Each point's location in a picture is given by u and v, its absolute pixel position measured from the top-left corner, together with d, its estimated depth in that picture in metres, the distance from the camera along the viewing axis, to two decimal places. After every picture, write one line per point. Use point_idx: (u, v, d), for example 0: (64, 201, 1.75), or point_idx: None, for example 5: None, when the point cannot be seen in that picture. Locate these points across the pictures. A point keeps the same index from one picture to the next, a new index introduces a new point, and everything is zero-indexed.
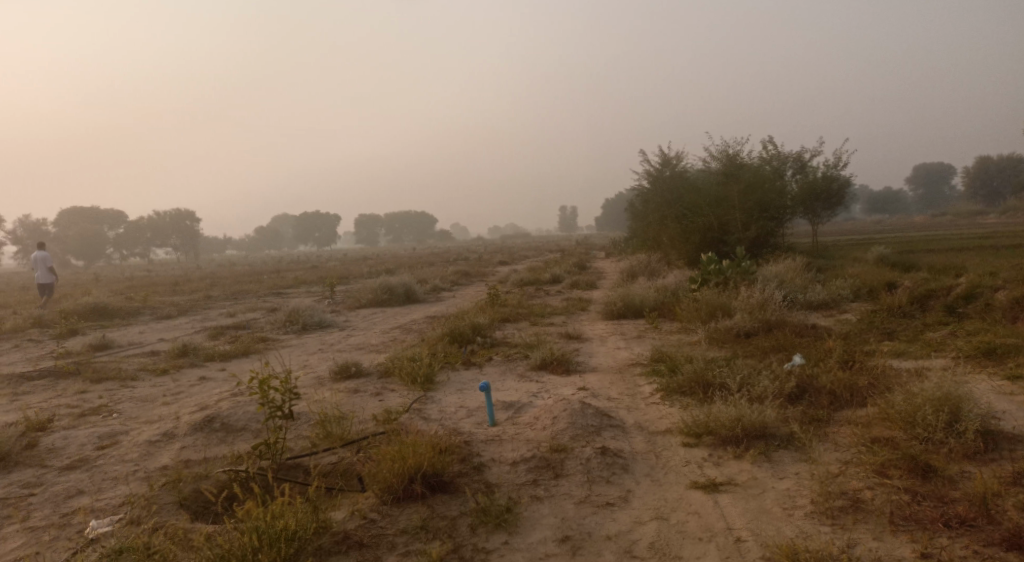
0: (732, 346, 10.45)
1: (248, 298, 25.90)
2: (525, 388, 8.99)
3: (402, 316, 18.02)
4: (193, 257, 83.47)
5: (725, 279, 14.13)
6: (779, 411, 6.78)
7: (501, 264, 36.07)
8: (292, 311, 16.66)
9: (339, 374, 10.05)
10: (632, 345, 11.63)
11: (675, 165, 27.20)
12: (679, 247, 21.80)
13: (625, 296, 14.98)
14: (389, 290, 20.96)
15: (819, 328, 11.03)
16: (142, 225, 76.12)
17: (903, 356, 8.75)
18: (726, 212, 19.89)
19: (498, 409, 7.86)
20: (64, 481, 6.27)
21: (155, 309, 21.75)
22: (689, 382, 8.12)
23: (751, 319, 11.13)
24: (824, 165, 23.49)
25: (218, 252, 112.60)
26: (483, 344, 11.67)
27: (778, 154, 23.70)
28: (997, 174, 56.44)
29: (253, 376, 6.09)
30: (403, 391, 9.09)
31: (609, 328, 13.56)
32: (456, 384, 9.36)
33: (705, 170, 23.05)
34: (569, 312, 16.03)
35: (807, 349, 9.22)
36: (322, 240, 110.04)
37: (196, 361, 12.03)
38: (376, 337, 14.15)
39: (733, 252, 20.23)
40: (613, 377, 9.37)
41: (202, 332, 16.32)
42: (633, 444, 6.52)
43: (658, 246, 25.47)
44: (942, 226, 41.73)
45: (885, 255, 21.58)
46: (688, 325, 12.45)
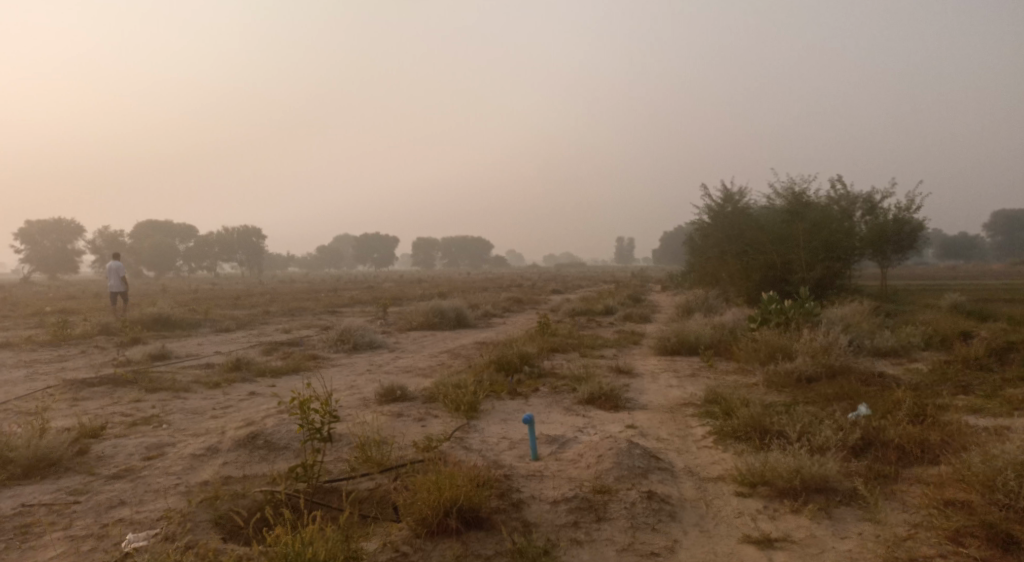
0: (791, 391, 9.97)
1: (304, 315, 26.31)
2: (571, 423, 8.71)
3: (452, 340, 17.95)
4: (256, 272, 85.78)
5: (786, 320, 13.59)
6: (842, 464, 6.34)
7: (554, 293, 35.85)
8: (344, 331, 16.77)
9: (384, 397, 9.95)
10: (684, 384, 11.23)
11: (737, 200, 26.64)
12: (739, 284, 21.22)
13: (679, 332, 14.57)
14: (441, 314, 20.97)
15: (886, 377, 10.43)
16: (211, 239, 78.77)
17: (980, 412, 8.16)
18: (790, 251, 19.28)
19: (541, 443, 7.60)
20: (108, 490, 6.22)
21: (215, 321, 22.25)
22: (744, 427, 7.72)
23: (813, 363, 10.62)
24: (895, 207, 22.62)
25: (280, 269, 115.73)
26: (530, 375, 11.44)
27: (847, 194, 22.94)
28: None
29: (295, 395, 6.02)
30: (446, 418, 8.92)
31: (661, 364, 13.17)
32: (501, 414, 9.14)
33: (769, 207, 22.44)
34: (620, 346, 15.68)
35: (873, 400, 8.70)
36: (380, 262, 111.90)
37: (248, 376, 12.12)
38: (424, 361, 14.07)
39: (795, 292, 19.56)
40: (663, 417, 9.01)
41: (256, 347, 16.54)
42: (681, 490, 6.17)
43: (716, 283, 24.85)
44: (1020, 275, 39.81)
45: (959, 303, 20.53)
46: (745, 366, 11.99)
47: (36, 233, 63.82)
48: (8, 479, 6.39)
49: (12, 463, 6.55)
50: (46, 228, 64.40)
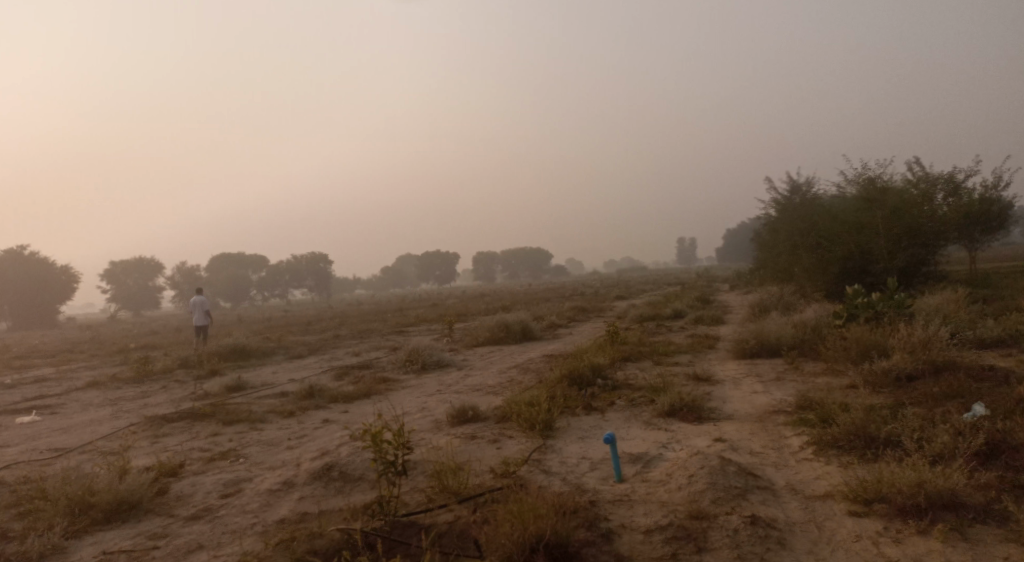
0: (892, 392, 9.24)
1: (372, 337, 26.41)
2: (654, 438, 8.22)
3: (521, 354, 17.60)
4: (325, 297, 87.52)
5: (875, 313, 12.72)
6: (970, 474, 5.72)
7: (619, 300, 35.15)
8: (412, 351, 16.60)
9: (457, 418, 9.65)
10: (771, 388, 10.56)
11: (806, 190, 25.56)
12: (816, 278, 20.21)
13: (758, 332, 13.84)
14: (507, 328, 20.67)
15: (998, 371, 9.56)
16: (281, 267, 80.90)
17: None
18: (869, 240, 18.25)
19: (626, 463, 7.15)
20: (186, 533, 6.05)
21: (287, 348, 22.49)
22: (846, 434, 7.09)
23: (913, 360, 9.84)
24: (981, 186, 21.20)
25: (347, 291, 118.11)
26: (605, 388, 10.96)
27: (926, 176, 21.62)
28: None
29: (365, 427, 5.76)
30: (522, 438, 8.55)
31: (742, 368, 12.51)
32: (578, 431, 8.72)
33: (843, 195, 21.35)
34: (695, 351, 15.02)
35: (989, 398, 7.93)
36: (444, 278, 112.93)
37: (320, 403, 11.99)
38: (493, 378, 13.74)
39: (879, 283, 18.48)
40: (753, 427, 8.43)
41: (326, 372, 16.56)
42: (788, 511, 5.65)
43: (791, 278, 23.80)
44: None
45: None
46: (835, 366, 11.24)
47: (119, 273, 66.65)
48: (89, 525, 6.28)
49: (92, 507, 6.45)
50: (128, 267, 67.25)
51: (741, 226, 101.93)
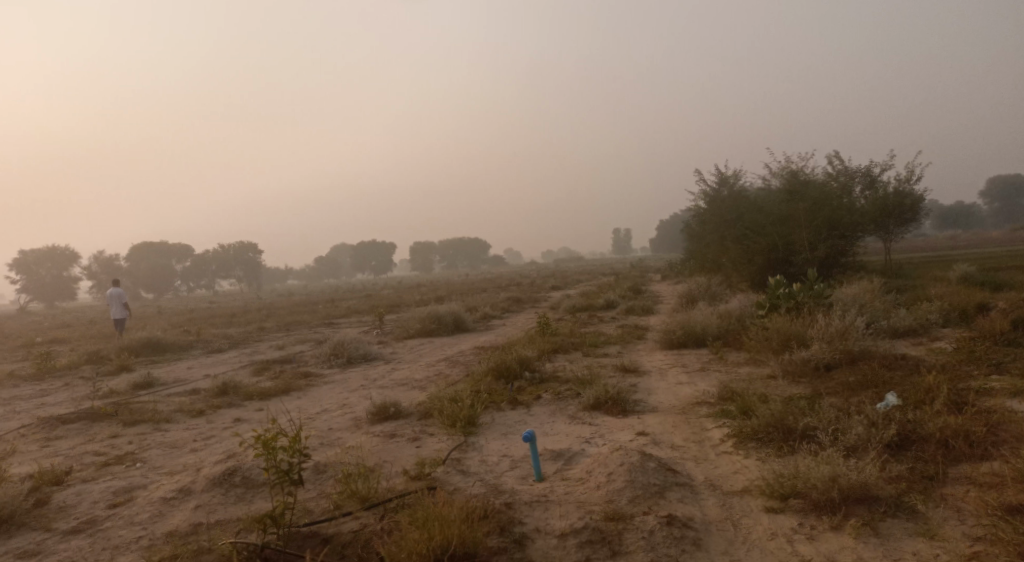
0: (811, 383, 9.34)
1: (299, 330, 25.58)
2: (577, 433, 8.05)
3: (450, 347, 17.26)
4: (254, 288, 84.96)
5: (796, 304, 12.90)
6: (883, 466, 5.73)
7: (553, 290, 35.11)
8: (337, 344, 16.05)
9: (377, 415, 9.28)
10: (695, 379, 10.55)
11: (734, 183, 25.96)
12: (742, 269, 20.54)
13: (684, 323, 13.91)
14: (438, 319, 20.28)
15: (910, 360, 9.79)
16: (207, 257, 78.07)
17: (1023, 395, 7.49)
18: (791, 231, 18.61)
19: (546, 460, 6.94)
20: (63, 550, 5.55)
21: (206, 342, 21.51)
22: (765, 426, 7.06)
23: (830, 349, 9.99)
24: (895, 180, 21.94)
25: (278, 282, 115.14)
26: (531, 381, 10.75)
27: (845, 170, 22.23)
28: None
29: (258, 433, 5.47)
30: (442, 436, 8.26)
31: (669, 359, 12.52)
32: (500, 427, 8.48)
33: (768, 188, 21.73)
34: (625, 342, 15.00)
35: (902, 387, 8.06)
36: (379, 268, 111.40)
37: (235, 400, 11.40)
38: (419, 371, 13.38)
39: (801, 273, 18.89)
40: (676, 419, 8.36)
41: (246, 367, 15.84)
42: (705, 509, 5.56)
43: (719, 268, 24.14)
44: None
45: (970, 274, 19.86)
46: (757, 356, 11.35)
47: (32, 262, 62.81)
48: None
49: None
50: (41, 256, 63.55)
51: (673, 217, 103.67)
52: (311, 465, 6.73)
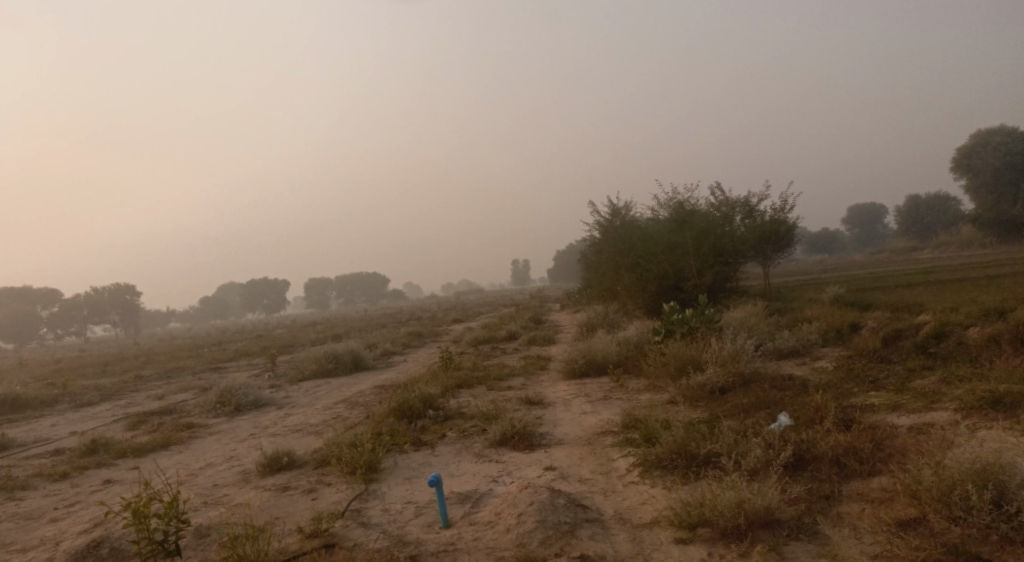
0: (709, 406, 9.54)
1: (183, 376, 23.98)
2: (483, 472, 7.82)
3: (349, 387, 16.63)
4: (132, 333, 79.67)
5: (690, 328, 13.27)
6: (783, 487, 5.84)
7: (453, 323, 34.78)
8: (224, 392, 15.10)
9: (268, 467, 8.71)
10: (599, 409, 10.56)
11: (625, 214, 26.68)
12: (636, 296, 21.02)
13: (585, 352, 13.99)
14: (335, 359, 19.56)
15: (797, 380, 10.20)
16: (78, 301, 72.45)
17: (901, 409, 7.90)
18: (680, 259, 19.26)
19: (452, 504, 6.67)
20: None
21: (75, 395, 19.75)
22: (669, 453, 7.11)
23: (725, 372, 10.27)
24: (771, 209, 23.24)
25: (159, 326, 108.62)
26: (435, 419, 10.42)
27: (726, 200, 23.34)
28: (928, 212, 63.37)
29: (125, 502, 5.04)
30: (341, 485, 7.81)
31: (572, 389, 12.52)
32: (404, 471, 8.12)
33: (657, 218, 22.48)
34: (528, 373, 14.92)
35: (793, 406, 8.35)
36: (270, 307, 107.26)
37: (106, 460, 10.43)
38: (315, 416, 12.75)
39: (691, 299, 19.53)
40: (583, 451, 8.29)
41: (121, 422, 14.61)
42: (615, 546, 5.48)
43: (615, 296, 24.64)
44: (894, 263, 42.33)
45: (841, 295, 21.21)
46: (656, 382, 11.52)
47: None
48: None
49: None
50: None
51: (566, 247, 105.92)
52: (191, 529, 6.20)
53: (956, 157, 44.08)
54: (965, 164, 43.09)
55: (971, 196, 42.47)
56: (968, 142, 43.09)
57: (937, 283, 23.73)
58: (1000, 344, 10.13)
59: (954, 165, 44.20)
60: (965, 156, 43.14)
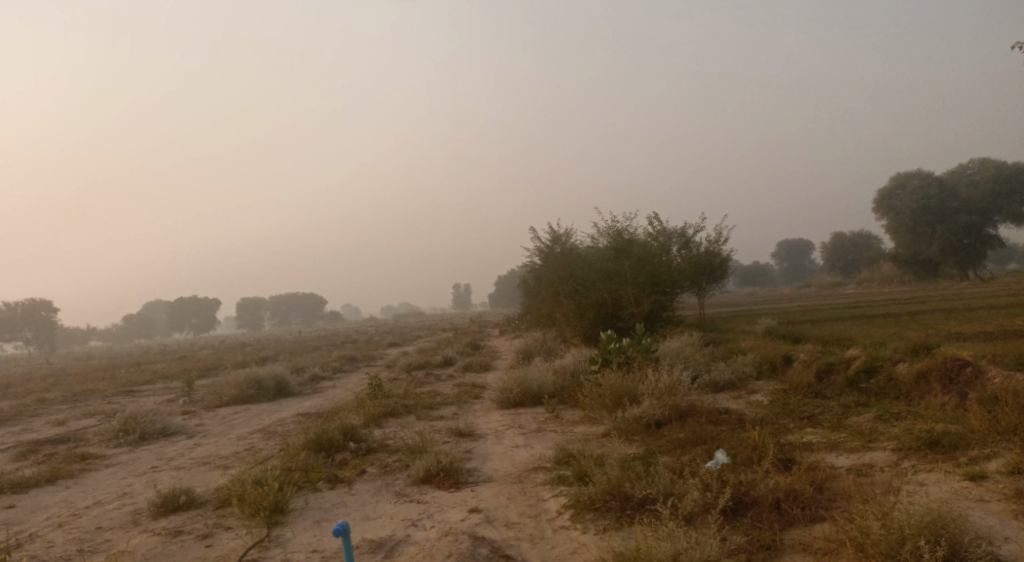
0: (645, 441, 9.13)
1: (92, 400, 22.37)
2: (402, 514, 7.14)
3: (269, 414, 15.61)
4: (45, 351, 75.28)
5: (626, 358, 12.90)
6: (721, 536, 5.42)
7: (389, 347, 33.82)
8: (128, 419, 13.93)
9: (163, 507, 7.86)
10: (531, 442, 10.00)
11: (565, 241, 26.40)
12: (574, 324, 20.65)
13: (521, 380, 13.44)
14: (258, 384, 18.46)
15: (733, 414, 9.89)
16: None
17: (839, 448, 7.62)
18: (618, 287, 19.06)
19: (362, 554, 6.01)
20: None
21: None
22: (602, 494, 6.63)
23: (661, 406, 9.90)
24: (706, 240, 23.36)
25: (77, 344, 103.30)
26: (356, 452, 9.66)
27: (663, 230, 23.30)
28: (851, 248, 65.93)
29: None
30: (242, 528, 7.05)
31: (505, 420, 11.94)
32: (314, 514, 7.37)
33: (595, 247, 22.25)
34: (461, 402, 14.25)
35: (730, 443, 7.98)
36: (198, 327, 103.45)
37: None
38: (228, 446, 11.80)
39: (629, 328, 19.29)
40: (512, 489, 7.71)
41: (9, 451, 13.29)
42: None
43: (554, 323, 24.19)
44: (821, 296, 43.45)
45: (773, 327, 21.36)
46: (591, 414, 11.07)
47: None
48: None
49: None
50: None
51: (507, 271, 105.67)
52: None
53: (878, 197, 45.86)
54: (886, 204, 44.99)
55: (891, 234, 44.18)
56: (888, 184, 45.09)
57: (864, 317, 24.21)
58: (930, 381, 10.03)
59: (877, 205, 45.95)
60: (886, 196, 45.09)
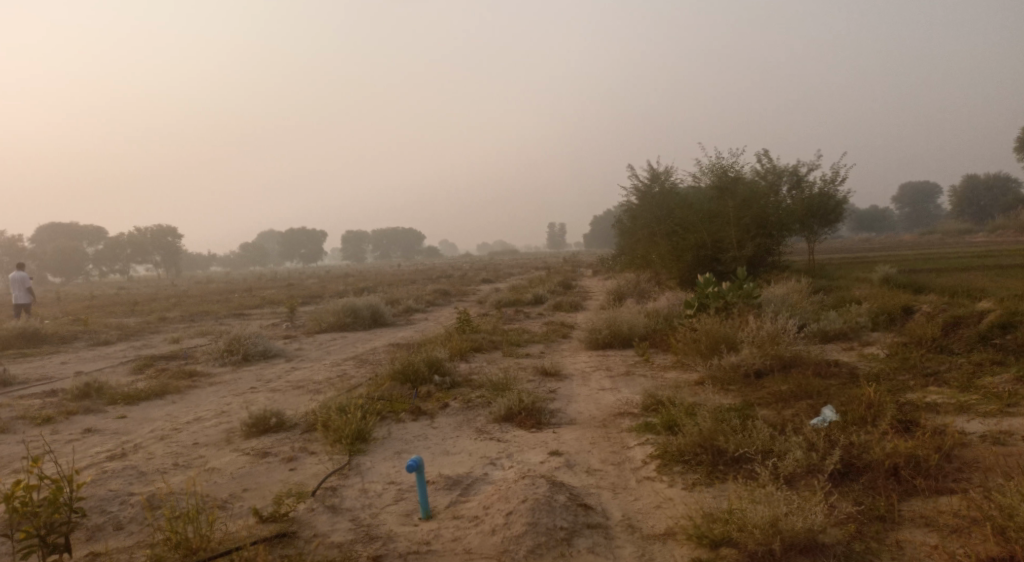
0: (743, 392, 8.54)
1: (205, 321, 23.63)
2: (482, 452, 6.96)
3: (363, 343, 15.90)
4: (171, 274, 80.78)
5: (725, 303, 12.16)
6: (827, 504, 4.89)
7: (483, 283, 33.95)
8: (233, 340, 14.48)
9: (254, 428, 8.01)
10: (619, 385, 9.60)
11: (664, 179, 25.28)
12: (670, 266, 19.85)
13: (611, 321, 12.99)
14: (354, 313, 18.83)
15: (843, 368, 9.11)
16: (123, 239, 73.43)
17: (970, 411, 6.79)
18: (720, 229, 18.08)
19: (438, 490, 5.85)
20: None
21: (93, 333, 19.43)
22: (692, 445, 6.17)
23: (761, 354, 9.24)
24: (821, 180, 21.71)
25: (199, 269, 110.38)
26: (441, 386, 9.55)
27: (773, 169, 21.86)
28: (984, 193, 60.58)
29: (30, 487, 4.82)
30: (325, 453, 7.07)
31: (594, 360, 11.58)
32: (394, 444, 7.30)
33: (697, 185, 21.16)
34: (549, 340, 13.99)
35: (839, 399, 7.29)
36: (308, 257, 108.13)
37: (94, 408, 9.89)
38: (320, 372, 12.03)
39: (729, 272, 18.34)
40: (596, 434, 7.37)
41: (127, 365, 14.13)
42: None
43: (648, 265, 23.40)
44: (946, 245, 40.15)
45: (890, 274, 19.79)
46: (685, 360, 10.52)
47: None
48: None
49: None
50: None
51: (606, 212, 104.21)
52: (130, 515, 5.84)
53: (1021, 137, 41.53)
54: None
55: None
56: None
57: (996, 267, 22.10)
58: None
59: (1017, 146, 41.81)
60: None
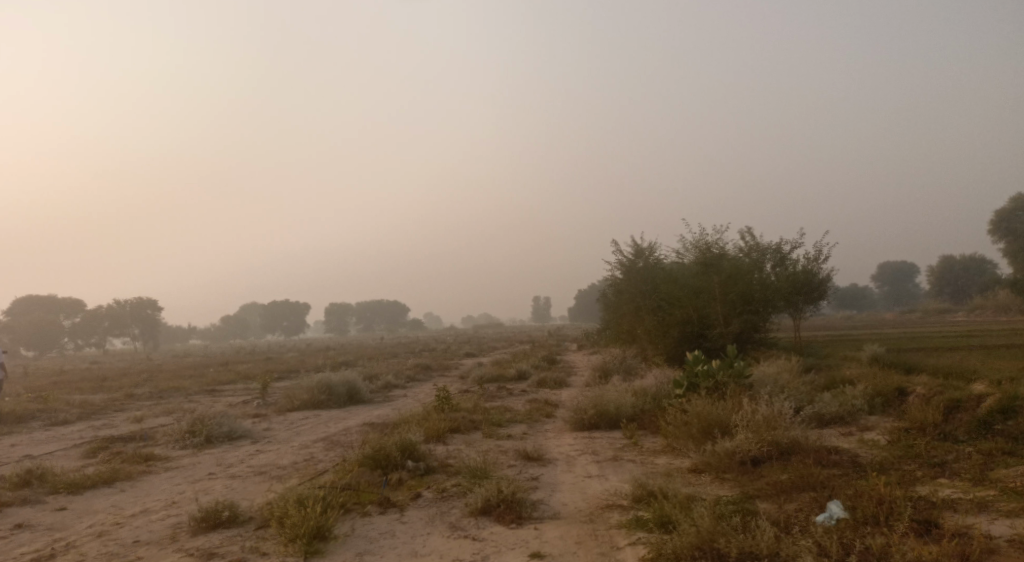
0: (740, 482, 7.87)
1: (174, 398, 22.58)
2: (454, 554, 6.23)
3: (336, 423, 15.06)
4: (148, 347, 79.03)
5: (716, 383, 11.60)
6: None
7: (466, 357, 33.12)
8: (196, 420, 13.62)
9: (202, 523, 7.23)
10: (606, 473, 8.90)
11: (648, 254, 25.04)
12: (656, 342, 19.34)
13: (597, 402, 12.33)
14: (329, 390, 18.02)
15: (844, 456, 8.50)
16: (100, 312, 71.89)
17: (991, 510, 6.19)
18: (705, 304, 17.69)
19: None
20: None
21: (52, 411, 18.38)
22: (689, 548, 5.50)
23: (758, 440, 8.62)
24: (804, 258, 21.56)
25: (178, 342, 108.30)
26: (413, 473, 8.80)
27: (756, 246, 21.74)
28: (961, 273, 61.22)
29: None
30: (279, 555, 6.31)
31: (579, 443, 10.88)
32: (357, 544, 6.55)
33: (682, 261, 20.90)
34: (532, 421, 13.25)
35: (847, 492, 6.66)
36: (289, 330, 106.63)
37: (30, 499, 9.00)
38: (287, 456, 11.21)
39: (716, 349, 17.86)
40: (581, 531, 6.68)
41: (80, 448, 13.18)
42: None
43: (634, 340, 22.87)
44: (929, 323, 40.09)
45: (879, 353, 19.37)
46: (676, 445, 9.86)
47: None
48: None
49: None
50: None
51: (589, 289, 104.31)
52: None
53: (995, 219, 42.04)
54: (1002, 228, 41.32)
55: (1010, 260, 40.40)
56: (1007, 203, 41.47)
57: (983, 348, 21.78)
58: None
59: (991, 228, 42.39)
60: (1002, 219, 41.48)
